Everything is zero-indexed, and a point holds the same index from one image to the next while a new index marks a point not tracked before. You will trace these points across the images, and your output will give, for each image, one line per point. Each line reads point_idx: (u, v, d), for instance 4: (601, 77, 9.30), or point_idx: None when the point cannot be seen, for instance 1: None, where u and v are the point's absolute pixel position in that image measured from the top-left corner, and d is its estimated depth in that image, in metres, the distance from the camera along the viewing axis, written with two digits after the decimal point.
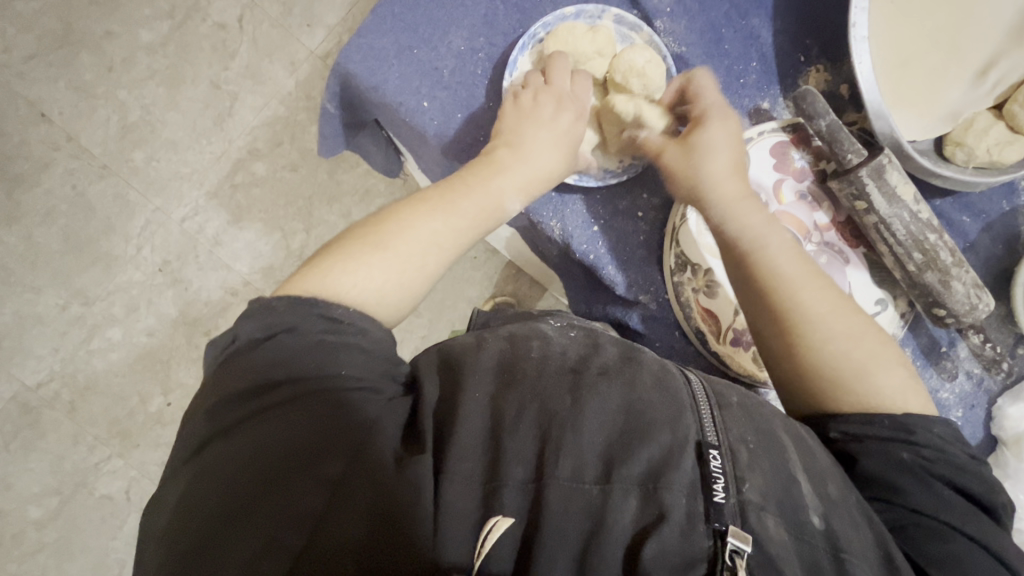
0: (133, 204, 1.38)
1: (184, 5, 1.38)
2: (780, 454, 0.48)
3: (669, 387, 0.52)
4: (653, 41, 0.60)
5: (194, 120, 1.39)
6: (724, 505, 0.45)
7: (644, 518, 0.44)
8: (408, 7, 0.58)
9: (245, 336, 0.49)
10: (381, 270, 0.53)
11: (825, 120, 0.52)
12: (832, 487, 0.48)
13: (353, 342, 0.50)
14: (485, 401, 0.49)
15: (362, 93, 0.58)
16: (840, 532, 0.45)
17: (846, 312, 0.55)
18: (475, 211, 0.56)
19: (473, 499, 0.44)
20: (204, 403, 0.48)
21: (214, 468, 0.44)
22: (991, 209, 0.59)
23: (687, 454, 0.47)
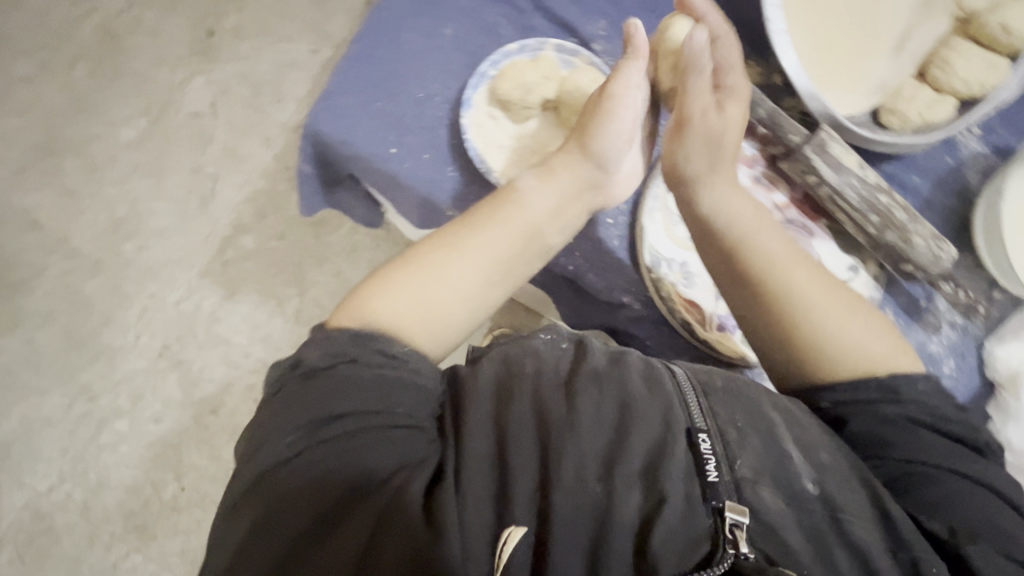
0: (128, 294, 1.40)
1: (161, 101, 1.46)
2: (770, 430, 0.50)
3: (658, 385, 0.53)
4: (595, 65, 0.59)
5: (180, 206, 1.44)
6: (719, 484, 0.47)
7: (648, 505, 0.46)
8: (364, 63, 0.58)
9: (307, 362, 0.48)
10: (429, 301, 0.53)
11: (765, 107, 0.60)
12: (825, 454, 0.50)
13: (407, 378, 0.49)
14: (485, 419, 0.50)
15: (333, 150, 0.59)
16: (834, 493, 0.48)
17: (833, 289, 0.57)
18: (513, 217, 0.56)
19: (486, 512, 0.45)
20: (258, 430, 0.47)
21: (257, 506, 0.43)
22: (937, 167, 0.62)
23: (680, 441, 0.49)
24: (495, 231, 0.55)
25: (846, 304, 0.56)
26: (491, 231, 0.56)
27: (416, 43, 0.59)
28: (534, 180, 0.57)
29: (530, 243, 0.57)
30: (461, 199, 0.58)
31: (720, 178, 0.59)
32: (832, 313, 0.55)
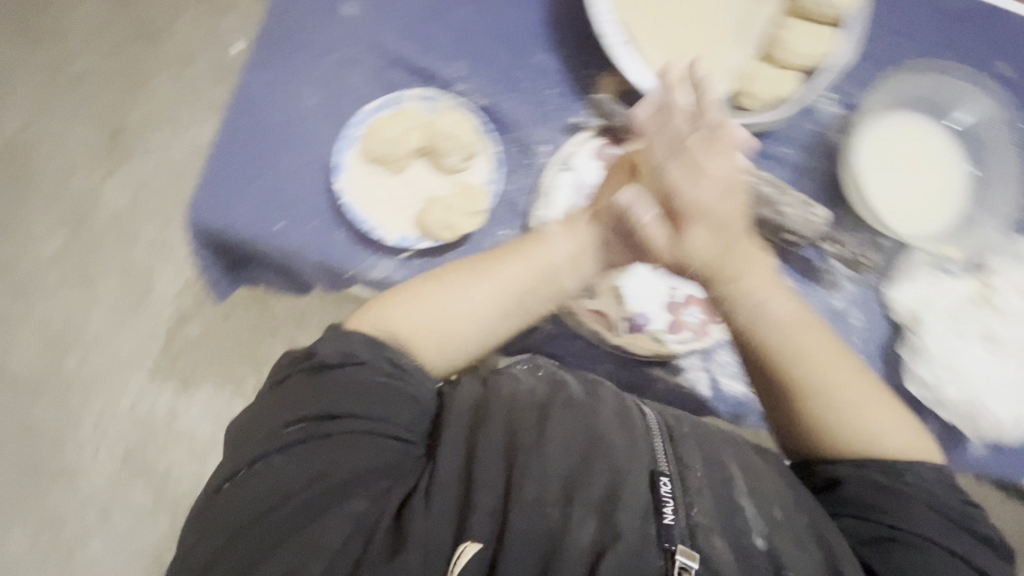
0: (78, 409, 1.36)
1: (77, 208, 1.42)
2: (726, 474, 0.49)
3: (630, 423, 0.52)
4: (457, 106, 0.60)
5: (116, 308, 1.40)
6: (674, 527, 0.45)
7: (602, 539, 0.44)
8: (234, 144, 0.58)
9: (313, 359, 0.50)
10: (458, 314, 0.54)
11: (620, 112, 0.62)
12: (779, 510, 0.48)
13: (399, 391, 0.50)
14: (460, 443, 0.49)
15: (219, 236, 0.58)
16: (784, 550, 0.46)
17: (856, 380, 0.55)
18: (525, 260, 0.55)
19: (447, 523, 0.46)
20: (257, 419, 0.49)
21: (246, 488, 0.45)
22: (801, 134, 0.63)
23: (640, 478, 0.47)
24: (513, 269, 0.55)
25: (863, 393, 0.54)
26: (508, 266, 0.55)
27: (281, 117, 0.59)
28: (559, 230, 0.57)
29: (538, 297, 0.56)
30: (355, 255, 0.58)
31: (707, 260, 0.55)
32: (846, 393, 0.54)
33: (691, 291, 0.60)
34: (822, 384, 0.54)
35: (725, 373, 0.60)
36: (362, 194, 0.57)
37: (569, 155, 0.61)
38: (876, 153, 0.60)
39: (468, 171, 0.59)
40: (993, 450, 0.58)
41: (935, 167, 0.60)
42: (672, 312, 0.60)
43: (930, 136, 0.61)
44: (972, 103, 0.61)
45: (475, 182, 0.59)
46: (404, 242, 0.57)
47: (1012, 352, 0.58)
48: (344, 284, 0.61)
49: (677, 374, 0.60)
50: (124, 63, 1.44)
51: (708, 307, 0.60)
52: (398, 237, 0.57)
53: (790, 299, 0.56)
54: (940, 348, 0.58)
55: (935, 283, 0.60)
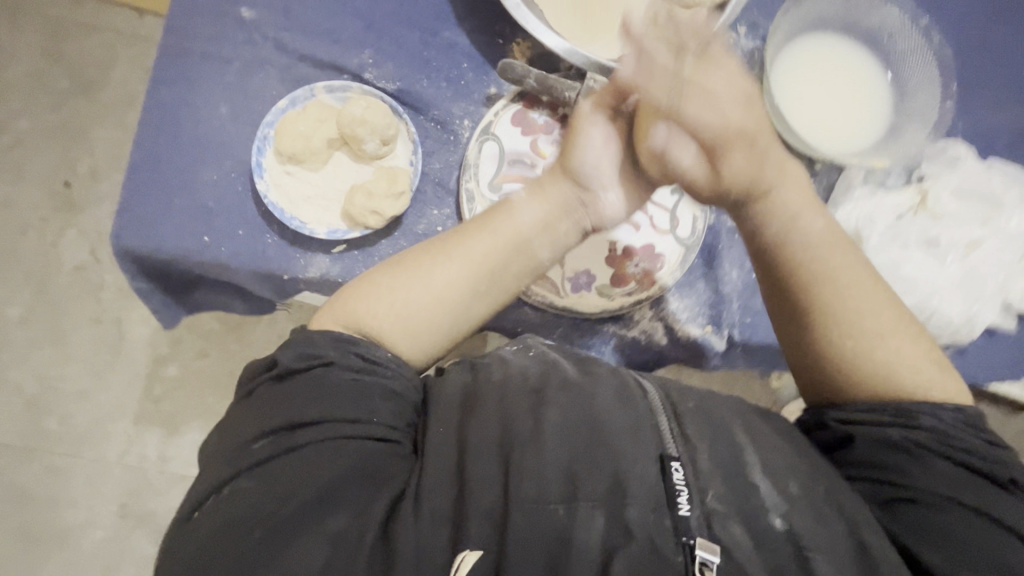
0: (67, 468, 1.33)
1: (37, 267, 1.38)
2: (736, 446, 0.43)
3: (630, 400, 0.45)
4: (369, 92, 0.59)
5: (92, 360, 1.37)
6: (689, 518, 0.40)
7: (612, 538, 0.39)
8: (147, 164, 0.57)
9: (282, 362, 0.43)
10: (425, 299, 0.49)
11: (531, 78, 0.59)
12: (797, 484, 0.42)
13: (383, 385, 0.44)
14: (451, 438, 0.42)
15: (148, 259, 0.57)
16: (806, 530, 0.40)
17: (889, 304, 0.51)
18: (501, 236, 0.51)
19: (442, 530, 0.39)
20: (224, 438, 0.41)
21: (210, 521, 0.38)
22: None
23: (649, 464, 0.41)
24: (478, 240, 0.51)
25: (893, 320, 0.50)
26: (483, 244, 0.51)
27: (195, 128, 0.58)
28: (525, 198, 0.53)
29: (524, 265, 0.52)
30: (289, 256, 0.57)
31: (746, 185, 0.52)
32: (873, 320, 0.50)
33: (631, 243, 0.60)
34: (849, 317, 0.50)
35: (679, 319, 0.60)
36: (290, 192, 0.57)
37: (490, 123, 0.60)
38: (792, 74, 0.60)
39: (390, 155, 0.58)
40: (956, 351, 0.60)
41: (850, 86, 0.61)
42: (615, 265, 0.59)
43: (842, 55, 0.61)
44: (879, 15, 0.61)
45: (399, 165, 0.58)
46: (334, 236, 0.56)
47: (956, 255, 0.58)
48: (286, 289, 0.61)
49: (632, 328, 0.60)
50: (65, 114, 1.39)
51: (650, 256, 0.59)
52: (328, 229, 0.57)
53: (823, 214, 0.53)
54: (883, 261, 0.58)
55: (873, 200, 0.60)
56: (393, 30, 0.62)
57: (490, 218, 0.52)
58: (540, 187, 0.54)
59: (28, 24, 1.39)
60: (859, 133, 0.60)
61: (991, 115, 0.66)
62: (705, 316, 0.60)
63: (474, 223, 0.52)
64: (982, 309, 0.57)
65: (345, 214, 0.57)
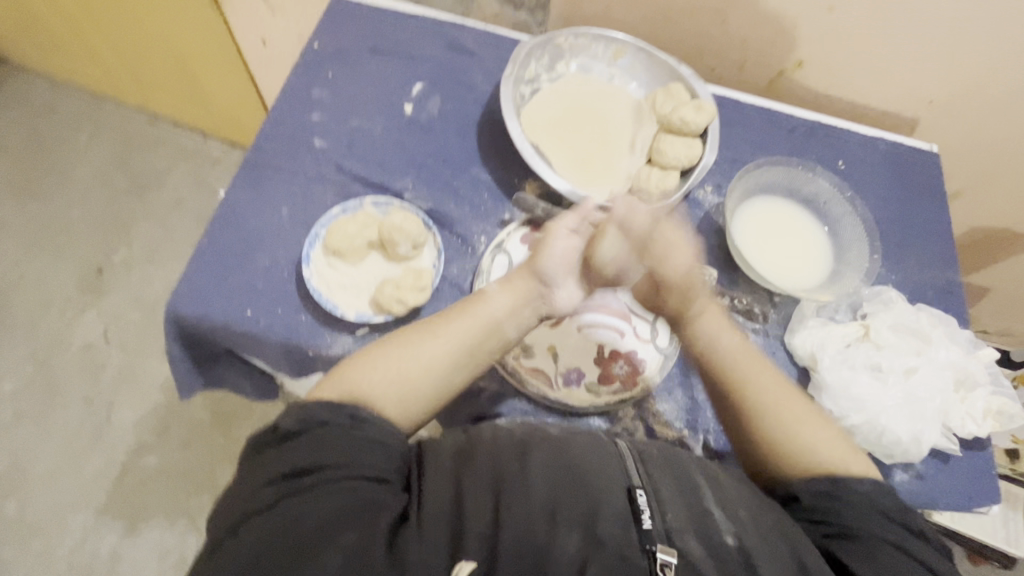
0: (7, 563, 1.18)
1: (47, 342, 1.38)
2: (692, 486, 0.49)
3: (597, 447, 0.51)
4: (405, 208, 0.72)
5: (70, 442, 1.29)
6: (652, 530, 0.45)
7: (586, 549, 0.43)
8: (213, 249, 0.68)
9: (285, 425, 0.49)
10: (408, 365, 0.56)
11: (540, 207, 0.75)
12: (744, 511, 0.48)
13: (376, 436, 0.49)
14: (443, 476, 0.48)
15: (194, 326, 0.65)
16: (752, 546, 0.45)
17: (797, 404, 0.59)
18: (477, 319, 0.60)
19: (440, 546, 0.43)
20: (236, 494, 0.46)
21: (227, 560, 0.41)
22: (691, 218, 0.79)
23: (616, 493, 0.47)
24: (453, 322, 0.60)
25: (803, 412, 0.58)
26: (462, 325, 0.59)
27: (258, 224, 0.70)
28: (496, 292, 0.62)
29: (495, 347, 0.61)
30: (318, 335, 0.65)
31: (677, 306, 0.65)
32: (789, 411, 0.58)
33: (617, 348, 0.68)
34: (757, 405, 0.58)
35: (660, 421, 0.66)
36: (328, 280, 0.67)
37: (503, 241, 0.72)
38: (749, 225, 0.75)
39: (417, 258, 0.70)
40: (916, 477, 0.66)
41: (797, 237, 0.75)
42: (602, 365, 0.67)
43: (787, 212, 0.77)
44: (814, 185, 0.77)
45: (424, 266, 0.69)
46: (360, 319, 0.65)
47: (897, 378, 0.66)
48: (305, 366, 0.67)
49: (616, 424, 0.65)
50: (117, 210, 1.54)
51: (633, 360, 0.68)
52: (356, 313, 0.65)
53: (738, 334, 0.64)
54: (836, 380, 0.66)
55: (824, 328, 0.70)
56: (432, 165, 0.77)
57: (466, 309, 0.61)
58: (504, 285, 0.63)
59: (107, 137, 1.61)
60: (806, 272, 0.73)
61: (917, 269, 0.79)
62: (683, 420, 0.67)
63: (449, 313, 0.61)
64: (928, 430, 0.64)
65: (372, 302, 0.67)
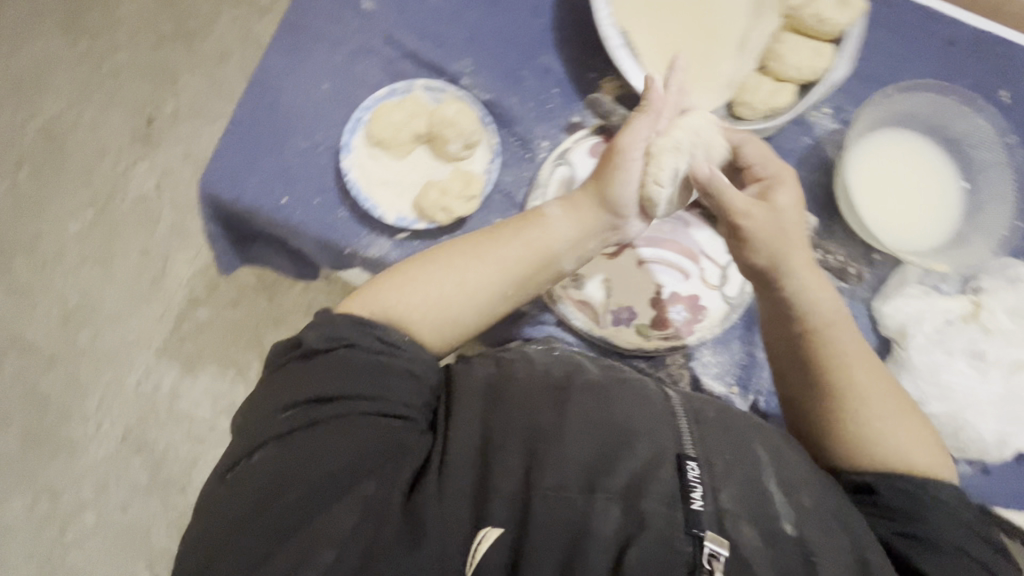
0: (86, 384, 1.31)
1: (104, 189, 1.40)
2: (754, 462, 0.45)
3: (648, 403, 0.47)
4: (461, 96, 0.63)
5: (131, 287, 1.36)
6: (702, 512, 0.41)
7: (626, 527, 0.40)
8: (248, 126, 0.61)
9: (308, 344, 0.45)
10: (447, 291, 0.51)
11: (619, 114, 0.63)
12: (807, 497, 0.44)
13: (399, 367, 0.46)
14: (474, 422, 0.45)
15: (229, 207, 0.61)
16: (812, 537, 0.42)
17: (893, 391, 0.51)
18: (524, 241, 0.54)
19: (462, 509, 0.41)
20: (255, 411, 0.44)
21: (245, 485, 0.40)
22: (795, 145, 0.66)
23: (667, 463, 0.43)
24: (507, 242, 0.54)
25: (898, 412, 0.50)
26: (509, 252, 0.53)
27: (298, 99, 0.62)
28: (559, 212, 0.56)
29: (546, 273, 0.55)
30: (355, 232, 0.61)
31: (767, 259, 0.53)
32: (885, 403, 0.50)
33: (678, 289, 0.61)
34: (854, 389, 0.50)
35: (706, 373, 0.61)
36: (370, 174, 0.60)
37: (567, 150, 0.62)
38: (865, 168, 0.61)
39: (469, 159, 0.61)
40: (982, 472, 0.60)
41: (920, 189, 0.61)
42: (657, 308, 0.61)
43: (915, 155, 0.62)
44: (967, 123, 0.62)
45: (475, 170, 0.61)
46: (401, 222, 0.59)
47: (998, 373, 0.58)
48: (343, 262, 0.64)
49: (659, 369, 0.61)
50: (164, 56, 1.46)
51: (694, 306, 0.61)
52: (396, 216, 0.60)
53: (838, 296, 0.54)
54: (925, 363, 0.58)
55: (925, 300, 0.60)
56: (497, 46, 0.65)
57: (519, 226, 0.55)
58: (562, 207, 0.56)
59: None
60: (932, 232, 0.61)
61: None
62: (734, 377, 0.61)
63: (502, 228, 0.55)
64: (1016, 429, 0.57)
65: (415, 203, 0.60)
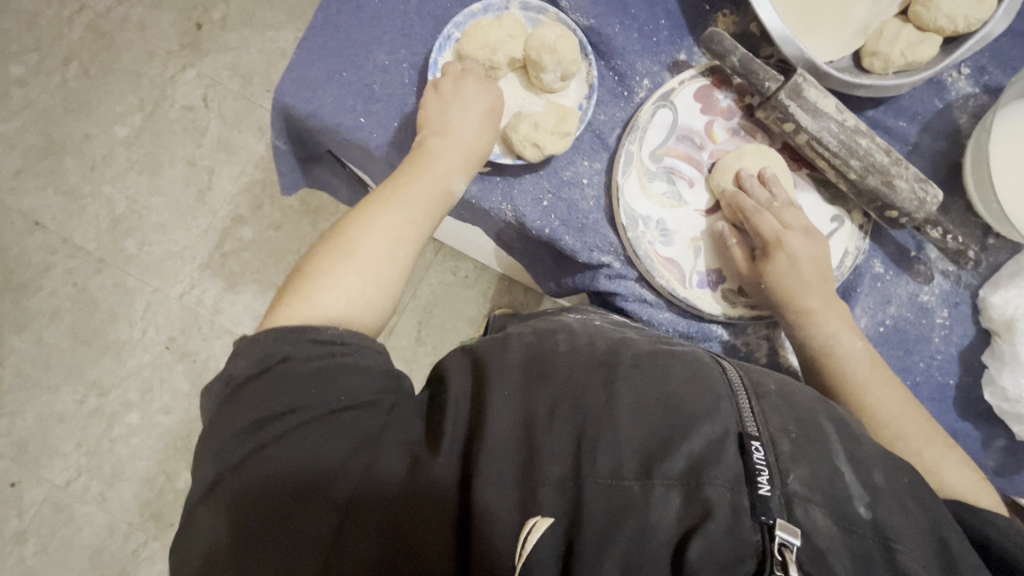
0: (132, 290, 1.33)
1: (152, 95, 1.37)
2: (826, 444, 0.42)
3: (704, 378, 0.45)
4: (561, 19, 0.57)
5: (178, 199, 1.36)
6: (770, 499, 0.38)
7: (688, 517, 0.38)
8: (329, 33, 0.57)
9: (238, 373, 0.44)
10: (363, 275, 0.49)
11: (736, 55, 0.53)
12: (880, 476, 0.41)
13: (342, 365, 0.44)
14: (514, 398, 0.43)
15: (303, 122, 0.58)
16: (890, 522, 0.39)
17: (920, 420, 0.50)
18: (425, 196, 0.51)
19: (508, 491, 0.39)
20: (208, 445, 0.42)
21: (222, 505, 0.40)
22: (923, 110, 0.59)
23: (728, 445, 0.40)
24: (409, 211, 0.51)
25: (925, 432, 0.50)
26: (396, 212, 0.51)
27: (382, 9, 0.57)
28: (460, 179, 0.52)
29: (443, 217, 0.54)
30: None
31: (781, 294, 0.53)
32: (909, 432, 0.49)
33: None
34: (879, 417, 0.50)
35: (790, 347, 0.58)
36: None
37: (672, 90, 0.56)
38: (1015, 132, 0.54)
39: (562, 92, 0.56)
40: None
41: None
42: None
43: None
44: None
45: (568, 105, 0.57)
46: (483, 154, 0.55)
47: None
48: None
49: (739, 338, 0.58)
50: None
51: None
52: None
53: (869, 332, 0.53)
54: None
55: None
56: None
57: (410, 178, 0.51)
58: (465, 168, 0.53)
59: None
60: None
61: None
62: None
63: (395, 182, 0.52)
64: None
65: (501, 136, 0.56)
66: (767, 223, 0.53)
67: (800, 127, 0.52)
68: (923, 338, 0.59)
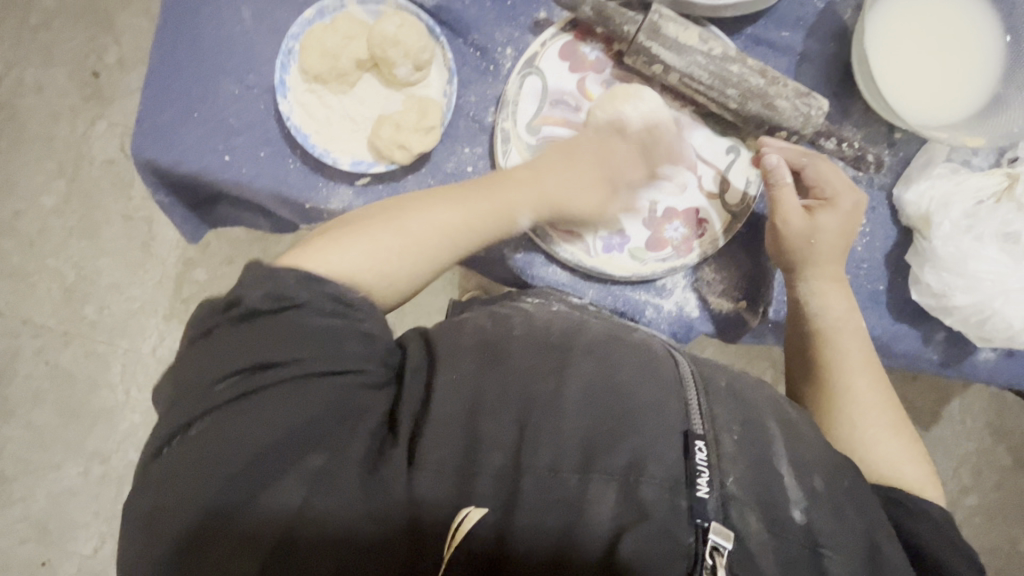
0: (105, 356, 1.25)
1: (69, 156, 1.26)
2: (767, 447, 0.43)
3: (655, 373, 0.45)
4: (404, 6, 0.53)
5: (124, 256, 1.26)
6: (707, 501, 0.39)
7: (623, 517, 0.39)
8: (169, 76, 0.54)
9: (244, 303, 0.39)
10: (402, 260, 0.48)
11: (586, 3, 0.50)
12: (820, 478, 0.43)
13: (350, 331, 0.41)
14: (462, 385, 0.43)
15: (172, 175, 0.55)
16: (821, 524, 0.41)
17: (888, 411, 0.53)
18: (492, 203, 0.50)
19: (445, 482, 0.39)
20: (189, 375, 0.39)
21: (185, 459, 0.37)
22: (805, 13, 0.56)
23: (673, 445, 0.41)
24: (477, 220, 0.50)
25: (889, 424, 0.52)
26: (456, 207, 0.49)
27: (217, 36, 0.54)
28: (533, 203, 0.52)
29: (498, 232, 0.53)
30: (312, 185, 0.54)
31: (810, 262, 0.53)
32: (876, 418, 0.52)
33: (674, 205, 0.56)
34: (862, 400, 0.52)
35: (714, 292, 0.57)
36: (314, 116, 0.54)
37: (534, 56, 0.54)
38: (889, 29, 0.51)
39: (421, 84, 0.54)
40: (1006, 355, 0.58)
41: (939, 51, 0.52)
42: (652, 227, 0.56)
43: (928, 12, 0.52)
44: None
45: (432, 96, 0.54)
46: (355, 166, 0.53)
47: None
48: (309, 218, 0.58)
49: (665, 298, 0.57)
50: None
51: (691, 221, 0.56)
52: (352, 160, 0.53)
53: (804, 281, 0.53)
54: (950, 252, 0.53)
55: (953, 180, 0.54)
56: None
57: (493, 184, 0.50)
58: (538, 210, 0.52)
59: None
60: (938, 106, 0.52)
61: None
62: (743, 291, 0.57)
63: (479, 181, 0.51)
64: None
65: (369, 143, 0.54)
66: (841, 178, 0.54)
67: (669, 68, 0.51)
68: (845, 249, 0.58)
